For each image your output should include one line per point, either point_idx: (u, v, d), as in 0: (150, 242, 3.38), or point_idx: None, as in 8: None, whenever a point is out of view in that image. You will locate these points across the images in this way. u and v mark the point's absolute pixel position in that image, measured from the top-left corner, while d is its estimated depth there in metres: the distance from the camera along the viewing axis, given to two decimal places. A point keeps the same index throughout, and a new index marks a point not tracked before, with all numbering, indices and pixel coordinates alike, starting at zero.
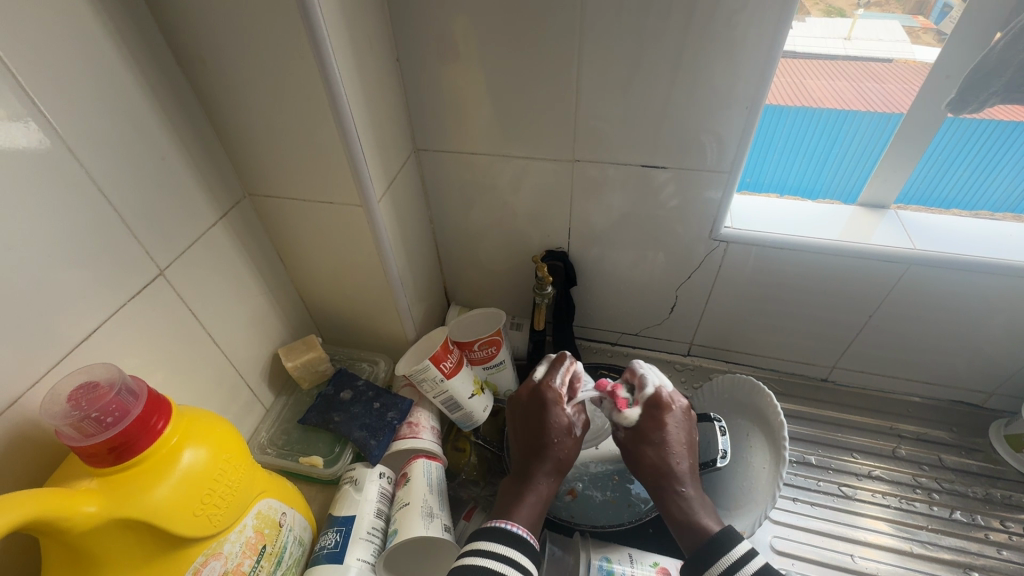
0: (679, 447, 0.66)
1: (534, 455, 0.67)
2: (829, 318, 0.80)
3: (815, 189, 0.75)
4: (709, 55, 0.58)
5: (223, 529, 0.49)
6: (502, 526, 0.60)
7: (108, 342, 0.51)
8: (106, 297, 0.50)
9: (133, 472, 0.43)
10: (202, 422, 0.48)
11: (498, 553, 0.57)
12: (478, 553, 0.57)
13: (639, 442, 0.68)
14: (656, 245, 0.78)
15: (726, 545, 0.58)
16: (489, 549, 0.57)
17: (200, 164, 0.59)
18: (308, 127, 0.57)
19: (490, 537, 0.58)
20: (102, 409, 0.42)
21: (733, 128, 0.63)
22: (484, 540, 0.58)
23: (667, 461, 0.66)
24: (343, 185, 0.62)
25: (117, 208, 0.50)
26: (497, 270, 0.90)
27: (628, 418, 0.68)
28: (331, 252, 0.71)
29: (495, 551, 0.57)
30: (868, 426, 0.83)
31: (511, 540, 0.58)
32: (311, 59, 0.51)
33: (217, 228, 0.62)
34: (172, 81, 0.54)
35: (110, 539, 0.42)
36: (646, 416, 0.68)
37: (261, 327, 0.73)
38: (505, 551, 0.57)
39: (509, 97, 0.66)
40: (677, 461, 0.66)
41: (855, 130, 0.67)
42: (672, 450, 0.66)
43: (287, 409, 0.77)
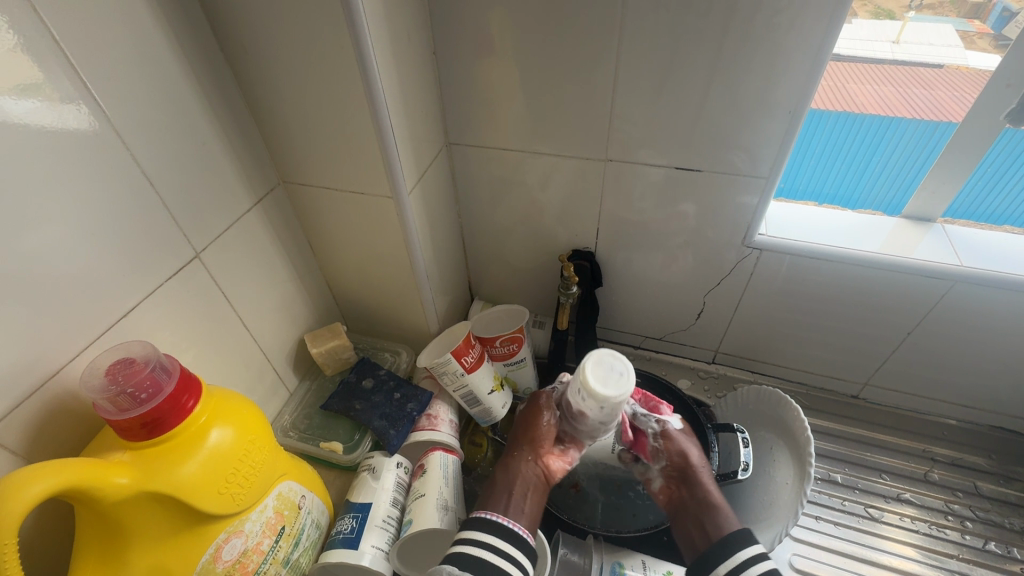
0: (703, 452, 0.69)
1: (512, 457, 0.67)
2: (864, 333, 0.77)
3: (857, 198, 0.72)
4: (753, 56, 0.56)
5: (245, 508, 0.50)
6: (484, 515, 0.59)
7: (143, 321, 0.52)
8: (144, 276, 0.52)
9: (163, 448, 0.44)
10: (230, 403, 0.50)
11: (484, 542, 0.56)
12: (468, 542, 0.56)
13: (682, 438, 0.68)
14: (687, 248, 0.76)
15: (739, 548, 0.58)
16: (473, 537, 0.57)
17: (238, 148, 0.60)
18: (342, 117, 0.57)
19: (475, 525, 0.58)
20: (136, 385, 0.43)
21: (775, 131, 0.61)
22: (472, 531, 0.58)
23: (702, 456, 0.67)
24: (375, 175, 0.62)
25: (158, 191, 0.51)
26: (523, 267, 0.89)
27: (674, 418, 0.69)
28: (360, 241, 0.72)
29: (476, 538, 0.57)
30: (899, 446, 0.80)
31: (495, 529, 0.58)
32: (351, 50, 0.51)
33: (251, 214, 0.63)
34: (215, 67, 0.55)
35: (139, 512, 0.43)
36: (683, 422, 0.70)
37: (289, 311, 0.74)
38: (488, 538, 0.56)
39: (544, 93, 0.65)
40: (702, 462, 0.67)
41: (898, 137, 0.65)
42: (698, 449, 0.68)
43: (310, 395, 0.78)
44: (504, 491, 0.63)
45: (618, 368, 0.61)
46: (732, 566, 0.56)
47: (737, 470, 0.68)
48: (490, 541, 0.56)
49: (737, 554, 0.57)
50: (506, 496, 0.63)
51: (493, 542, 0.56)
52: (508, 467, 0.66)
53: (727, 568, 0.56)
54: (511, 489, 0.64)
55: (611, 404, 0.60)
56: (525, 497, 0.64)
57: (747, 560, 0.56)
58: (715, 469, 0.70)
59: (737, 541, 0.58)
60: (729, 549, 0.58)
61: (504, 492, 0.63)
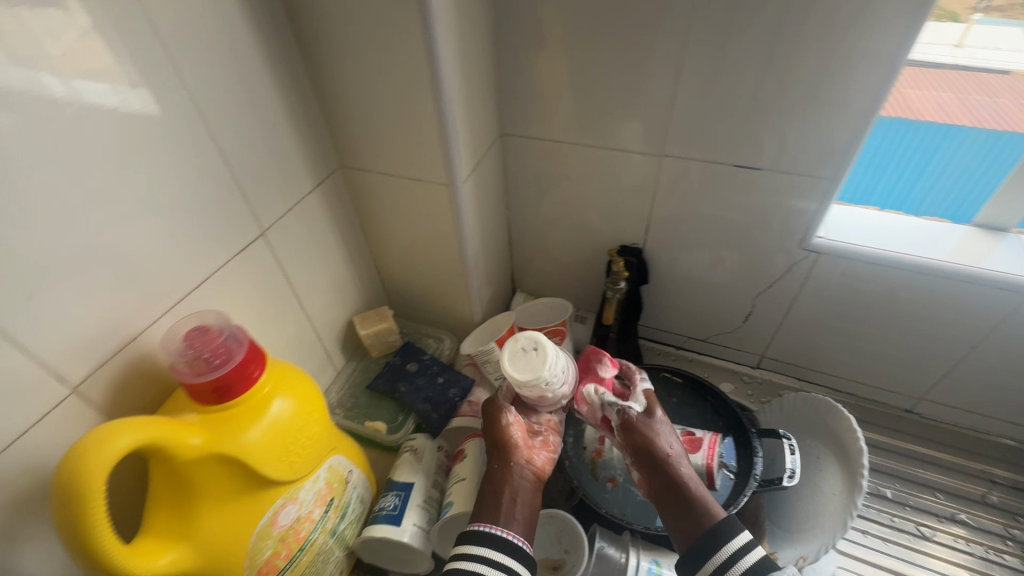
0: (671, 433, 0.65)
1: (495, 463, 0.63)
2: (924, 345, 0.74)
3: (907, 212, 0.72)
4: (826, 52, 0.54)
5: (300, 477, 0.52)
6: (480, 528, 0.56)
7: (213, 293, 0.55)
8: (216, 251, 0.54)
9: (231, 413, 0.46)
10: (290, 375, 0.52)
11: (478, 557, 0.54)
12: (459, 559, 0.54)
13: (647, 424, 0.64)
14: (739, 248, 0.75)
15: (724, 538, 0.55)
16: (466, 553, 0.55)
17: (304, 132, 0.62)
18: (405, 104, 0.59)
19: (467, 539, 0.56)
20: (210, 351, 0.46)
21: (844, 130, 0.59)
22: (464, 546, 0.56)
23: (669, 442, 0.63)
24: (433, 162, 0.63)
25: (232, 169, 0.54)
26: (567, 260, 0.89)
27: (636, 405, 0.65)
28: (412, 228, 0.73)
29: (469, 555, 0.54)
30: (954, 465, 0.77)
31: (489, 540, 0.55)
32: (419, 37, 0.52)
33: (312, 196, 0.66)
34: (287, 52, 0.57)
35: (208, 472, 0.45)
36: (648, 405, 0.66)
37: (341, 293, 0.76)
38: (481, 553, 0.54)
39: (602, 86, 0.65)
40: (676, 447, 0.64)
41: (955, 146, 0.65)
42: (664, 434, 0.64)
43: (356, 375, 0.80)
44: (493, 499, 0.59)
45: (532, 347, 0.64)
46: (718, 563, 0.54)
47: (782, 477, 0.66)
48: (484, 554, 0.54)
49: (720, 550, 0.55)
50: (497, 507, 0.59)
51: (493, 557, 0.54)
52: (490, 475, 0.62)
53: (715, 564, 0.54)
54: (501, 497, 0.59)
55: (534, 382, 0.63)
56: (518, 502, 0.60)
57: (734, 553, 0.54)
58: (759, 475, 0.68)
59: (713, 539, 0.56)
60: (708, 549, 0.55)
61: (491, 501, 0.59)
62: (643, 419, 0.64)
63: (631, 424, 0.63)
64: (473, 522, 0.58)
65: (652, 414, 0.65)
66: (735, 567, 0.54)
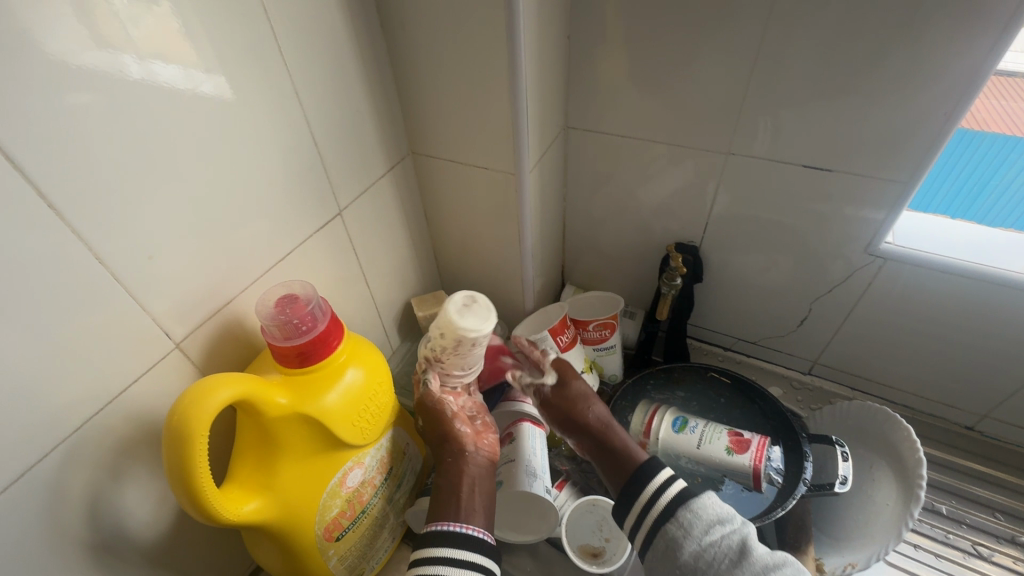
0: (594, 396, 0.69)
1: (443, 458, 0.62)
2: (992, 360, 0.71)
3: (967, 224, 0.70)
4: (912, 52, 0.53)
5: (367, 443, 0.55)
6: (443, 525, 0.55)
7: (293, 266, 0.58)
8: (298, 227, 0.58)
9: (311, 378, 0.50)
10: (363, 347, 0.55)
11: (442, 556, 0.53)
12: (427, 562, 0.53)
13: (563, 394, 0.69)
14: (799, 250, 0.74)
15: (649, 474, 0.60)
16: (430, 555, 0.53)
17: (381, 117, 0.65)
18: (480, 94, 0.61)
19: (429, 540, 0.54)
20: (298, 318, 0.49)
21: (924, 134, 0.58)
22: (425, 549, 0.54)
23: (592, 405, 0.68)
24: (501, 151, 0.65)
25: (317, 151, 0.57)
26: (619, 255, 0.90)
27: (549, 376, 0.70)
28: (473, 215, 0.76)
29: (435, 556, 0.53)
30: (1016, 486, 0.74)
31: (455, 537, 0.54)
32: (501, 29, 0.54)
33: (383, 180, 0.69)
34: (371, 40, 0.60)
35: (291, 430, 0.49)
36: (562, 373, 0.71)
37: (401, 275, 0.79)
38: (446, 554, 0.53)
39: (672, 81, 0.66)
40: (597, 403, 0.69)
41: (1022, 164, 0.62)
42: (588, 399, 0.69)
43: (409, 355, 0.84)
44: (450, 493, 0.59)
45: (469, 300, 0.58)
46: (644, 501, 0.58)
47: (834, 483, 0.66)
48: (447, 553, 0.53)
49: (644, 488, 0.59)
50: (453, 499, 0.58)
51: (459, 557, 0.53)
52: (444, 472, 0.61)
53: (641, 503, 0.58)
54: (455, 489, 0.59)
55: (468, 345, 0.58)
56: (475, 490, 0.59)
57: (656, 491, 0.58)
58: (809, 479, 0.68)
59: (640, 477, 0.60)
60: (633, 490, 0.59)
61: (448, 494, 0.58)
62: (559, 390, 0.69)
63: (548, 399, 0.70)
64: (432, 521, 0.56)
65: (565, 381, 0.70)
66: (660, 501, 0.57)
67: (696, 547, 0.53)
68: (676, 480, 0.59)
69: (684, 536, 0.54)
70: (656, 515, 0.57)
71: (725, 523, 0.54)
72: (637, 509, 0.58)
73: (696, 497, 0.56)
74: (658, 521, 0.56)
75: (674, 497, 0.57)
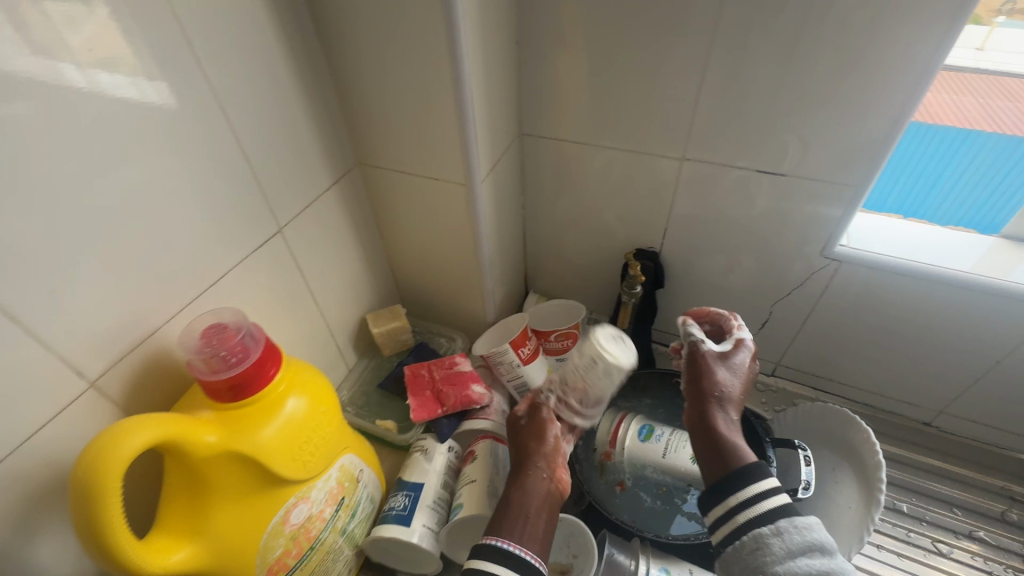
0: (743, 374, 0.60)
1: (523, 472, 0.57)
2: (946, 357, 0.72)
3: (925, 213, 0.70)
4: (858, 57, 0.53)
5: (312, 477, 0.52)
6: (493, 543, 0.50)
7: (229, 289, 0.55)
8: (233, 248, 0.54)
9: (245, 412, 0.46)
10: (305, 374, 0.52)
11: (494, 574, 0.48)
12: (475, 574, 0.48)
13: (714, 360, 0.60)
14: (758, 254, 0.74)
15: (752, 477, 0.51)
16: (479, 568, 0.48)
17: (323, 128, 0.62)
18: (425, 102, 0.58)
19: (484, 554, 0.49)
20: (228, 349, 0.46)
21: (872, 137, 0.58)
22: (479, 560, 0.49)
23: (728, 386, 0.59)
24: (451, 161, 0.63)
25: (250, 166, 0.53)
26: (582, 262, 0.88)
27: (708, 346, 0.61)
28: (428, 226, 0.73)
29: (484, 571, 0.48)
30: (971, 481, 0.75)
31: (507, 557, 0.49)
32: (442, 36, 0.52)
33: (329, 193, 0.65)
34: (307, 47, 0.57)
35: (223, 470, 0.45)
36: (732, 348, 0.61)
37: (355, 290, 0.76)
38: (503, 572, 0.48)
39: (624, 87, 0.64)
40: (736, 387, 0.59)
41: (975, 151, 0.63)
42: (733, 376, 0.60)
43: (367, 372, 0.80)
44: (517, 511, 0.53)
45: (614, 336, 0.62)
46: (742, 499, 0.50)
47: (796, 488, 0.66)
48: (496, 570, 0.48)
49: (743, 489, 0.50)
50: (518, 518, 0.52)
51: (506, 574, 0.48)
52: (518, 485, 0.55)
53: (737, 499, 0.50)
54: (524, 509, 0.53)
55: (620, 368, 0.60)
56: (540, 516, 0.53)
57: (757, 495, 0.50)
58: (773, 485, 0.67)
59: (735, 478, 0.51)
60: (728, 488, 0.51)
61: (516, 512, 0.53)
62: (715, 359, 0.60)
63: (694, 360, 0.61)
64: (488, 534, 0.51)
65: (726, 353, 0.61)
66: (757, 506, 0.49)
67: (785, 563, 0.47)
68: (781, 492, 0.50)
69: (777, 548, 0.47)
70: (749, 518, 0.49)
71: (824, 552, 0.47)
72: (730, 504, 0.50)
73: (802, 516, 0.49)
74: (748, 523, 0.49)
75: (771, 510, 0.49)
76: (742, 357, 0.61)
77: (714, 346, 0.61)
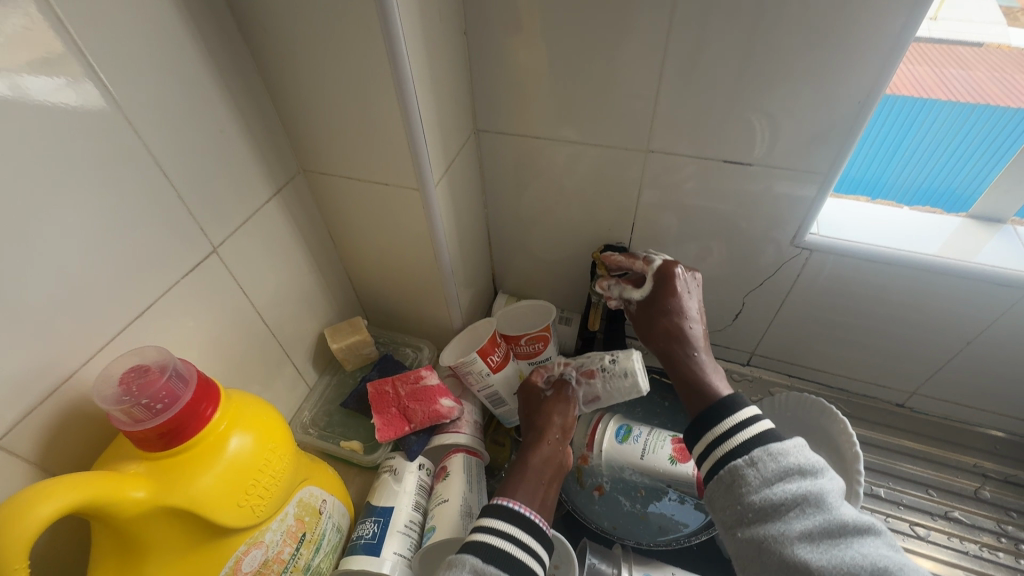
0: (692, 313, 0.60)
1: (534, 443, 0.61)
2: (918, 340, 0.72)
3: (884, 184, 0.67)
4: (821, 38, 0.51)
5: (265, 519, 0.48)
6: (507, 504, 0.53)
7: (159, 320, 0.50)
8: (161, 275, 0.49)
9: (180, 460, 0.42)
10: (250, 408, 0.47)
11: (507, 532, 0.50)
12: (490, 530, 0.50)
13: (652, 308, 0.61)
14: (728, 246, 0.72)
15: (728, 412, 0.50)
16: (493, 526, 0.50)
17: (256, 135, 0.56)
18: (366, 103, 0.53)
19: (496, 512, 0.51)
20: (152, 396, 0.41)
21: (838, 122, 0.56)
22: (492, 518, 0.51)
23: (682, 325, 0.59)
24: (400, 165, 0.58)
25: (173, 182, 0.48)
26: (550, 260, 0.85)
27: (638, 292, 0.63)
28: (383, 234, 0.69)
29: (500, 529, 0.50)
30: (945, 461, 0.76)
31: (523, 519, 0.51)
32: (377, 29, 0.47)
33: (270, 204, 0.60)
34: (230, 46, 0.51)
35: (156, 526, 0.41)
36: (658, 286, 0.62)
37: (309, 305, 0.71)
38: (515, 533, 0.50)
39: (581, 77, 0.61)
40: (692, 324, 0.59)
41: (931, 120, 0.59)
42: (686, 313, 0.60)
43: (330, 390, 0.76)
44: (530, 479, 0.57)
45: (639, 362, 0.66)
46: (718, 434, 0.49)
47: None
48: (510, 530, 0.50)
49: (721, 423, 0.50)
50: (531, 485, 0.56)
51: (520, 536, 0.50)
52: (532, 454, 0.60)
53: (714, 435, 0.49)
54: (536, 477, 0.57)
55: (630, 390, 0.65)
56: (552, 485, 0.58)
57: (731, 427, 0.49)
58: None
59: (710, 414, 0.51)
60: (706, 425, 0.51)
61: (527, 481, 0.57)
62: (648, 304, 0.62)
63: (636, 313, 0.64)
64: (497, 496, 0.54)
65: (670, 294, 0.60)
66: (733, 439, 0.48)
67: (762, 492, 0.45)
68: (761, 420, 0.49)
69: (753, 479, 0.45)
70: (726, 452, 0.48)
71: (805, 475, 0.44)
72: (709, 439, 0.49)
73: (780, 442, 0.47)
74: (725, 459, 0.48)
75: (748, 441, 0.47)
76: (679, 293, 0.60)
77: (637, 291, 0.64)
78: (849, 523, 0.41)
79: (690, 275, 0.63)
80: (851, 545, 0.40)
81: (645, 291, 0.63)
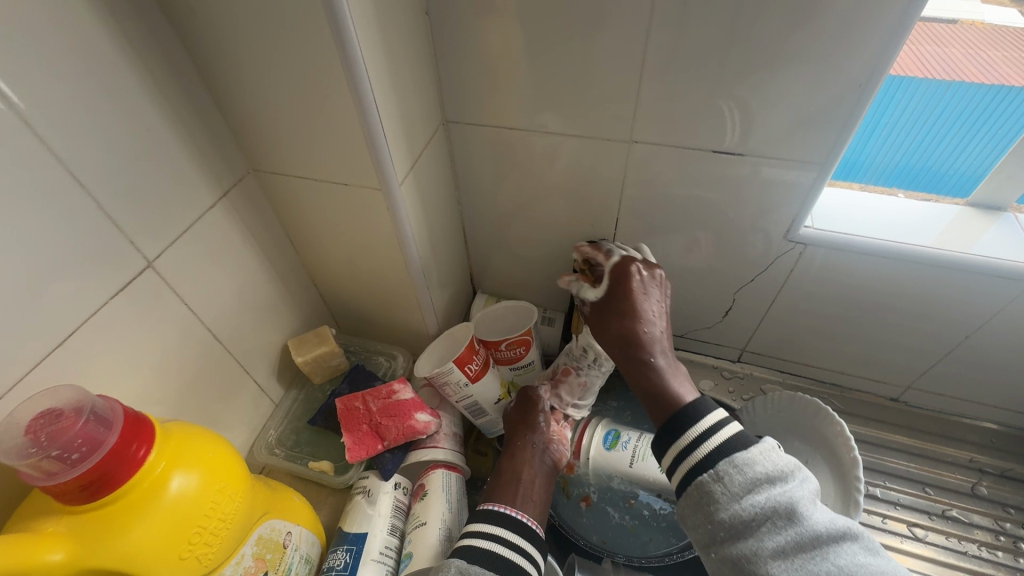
0: (653, 314, 0.55)
1: (518, 445, 0.62)
2: (914, 335, 0.69)
3: (862, 161, 0.63)
4: (818, 17, 0.46)
5: (215, 565, 0.43)
6: (497, 509, 0.53)
7: (87, 349, 0.44)
8: (86, 297, 0.43)
9: (107, 511, 0.37)
10: (194, 443, 0.42)
11: (499, 536, 0.50)
12: (478, 536, 0.50)
13: (607, 311, 0.57)
14: (718, 241, 0.68)
15: (691, 422, 0.46)
16: (484, 531, 0.51)
17: (195, 133, 0.50)
18: (316, 96, 0.48)
19: (485, 519, 0.52)
20: (65, 445, 0.36)
21: (834, 109, 0.51)
22: (481, 525, 0.51)
23: (636, 327, 0.54)
24: (359, 163, 0.53)
25: (93, 192, 0.42)
26: (531, 258, 0.81)
27: (592, 292, 0.59)
28: (347, 237, 0.63)
29: (487, 533, 0.51)
30: (940, 456, 0.74)
31: (514, 524, 0.52)
32: (322, 11, 0.41)
33: (216, 211, 0.54)
34: (157, 33, 0.45)
35: None
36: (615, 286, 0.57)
37: (270, 316, 0.66)
38: (508, 537, 0.50)
39: (558, 63, 0.55)
40: (651, 324, 0.54)
41: (906, 98, 0.56)
42: (645, 313, 0.55)
43: (297, 406, 0.71)
44: (515, 482, 0.58)
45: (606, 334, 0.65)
46: (685, 447, 0.45)
47: None
48: (499, 533, 0.50)
49: (684, 436, 0.45)
50: (518, 490, 0.57)
51: (510, 539, 0.50)
52: (513, 459, 0.61)
53: (681, 446, 0.45)
54: (522, 479, 0.58)
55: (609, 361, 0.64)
56: (539, 484, 0.59)
57: (698, 437, 0.45)
58: None
59: (674, 425, 0.47)
60: (669, 440, 0.47)
61: (513, 486, 0.57)
62: (603, 308, 0.57)
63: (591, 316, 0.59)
64: (486, 503, 0.54)
65: (626, 295, 0.56)
66: (701, 449, 0.44)
67: (732, 507, 0.41)
68: (730, 424, 0.45)
69: (721, 495, 0.42)
70: (694, 464, 0.44)
71: (775, 483, 0.41)
72: (677, 451, 0.45)
73: (747, 450, 0.43)
74: (692, 475, 0.44)
75: (716, 450, 0.44)
76: (639, 291, 0.56)
77: (592, 294, 0.59)
78: (824, 535, 0.39)
79: (654, 274, 0.58)
80: (827, 558, 0.38)
81: (599, 292, 0.59)
